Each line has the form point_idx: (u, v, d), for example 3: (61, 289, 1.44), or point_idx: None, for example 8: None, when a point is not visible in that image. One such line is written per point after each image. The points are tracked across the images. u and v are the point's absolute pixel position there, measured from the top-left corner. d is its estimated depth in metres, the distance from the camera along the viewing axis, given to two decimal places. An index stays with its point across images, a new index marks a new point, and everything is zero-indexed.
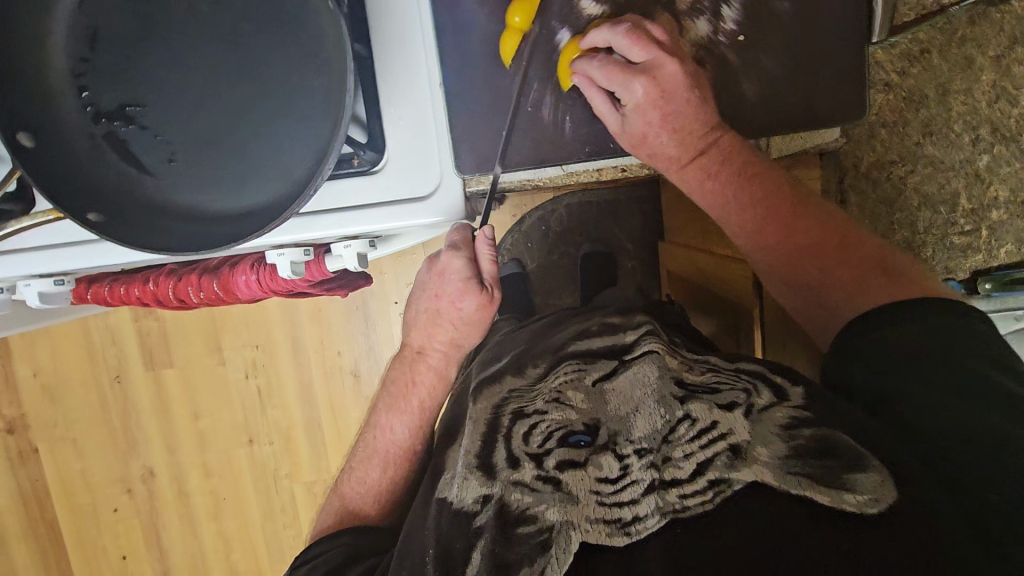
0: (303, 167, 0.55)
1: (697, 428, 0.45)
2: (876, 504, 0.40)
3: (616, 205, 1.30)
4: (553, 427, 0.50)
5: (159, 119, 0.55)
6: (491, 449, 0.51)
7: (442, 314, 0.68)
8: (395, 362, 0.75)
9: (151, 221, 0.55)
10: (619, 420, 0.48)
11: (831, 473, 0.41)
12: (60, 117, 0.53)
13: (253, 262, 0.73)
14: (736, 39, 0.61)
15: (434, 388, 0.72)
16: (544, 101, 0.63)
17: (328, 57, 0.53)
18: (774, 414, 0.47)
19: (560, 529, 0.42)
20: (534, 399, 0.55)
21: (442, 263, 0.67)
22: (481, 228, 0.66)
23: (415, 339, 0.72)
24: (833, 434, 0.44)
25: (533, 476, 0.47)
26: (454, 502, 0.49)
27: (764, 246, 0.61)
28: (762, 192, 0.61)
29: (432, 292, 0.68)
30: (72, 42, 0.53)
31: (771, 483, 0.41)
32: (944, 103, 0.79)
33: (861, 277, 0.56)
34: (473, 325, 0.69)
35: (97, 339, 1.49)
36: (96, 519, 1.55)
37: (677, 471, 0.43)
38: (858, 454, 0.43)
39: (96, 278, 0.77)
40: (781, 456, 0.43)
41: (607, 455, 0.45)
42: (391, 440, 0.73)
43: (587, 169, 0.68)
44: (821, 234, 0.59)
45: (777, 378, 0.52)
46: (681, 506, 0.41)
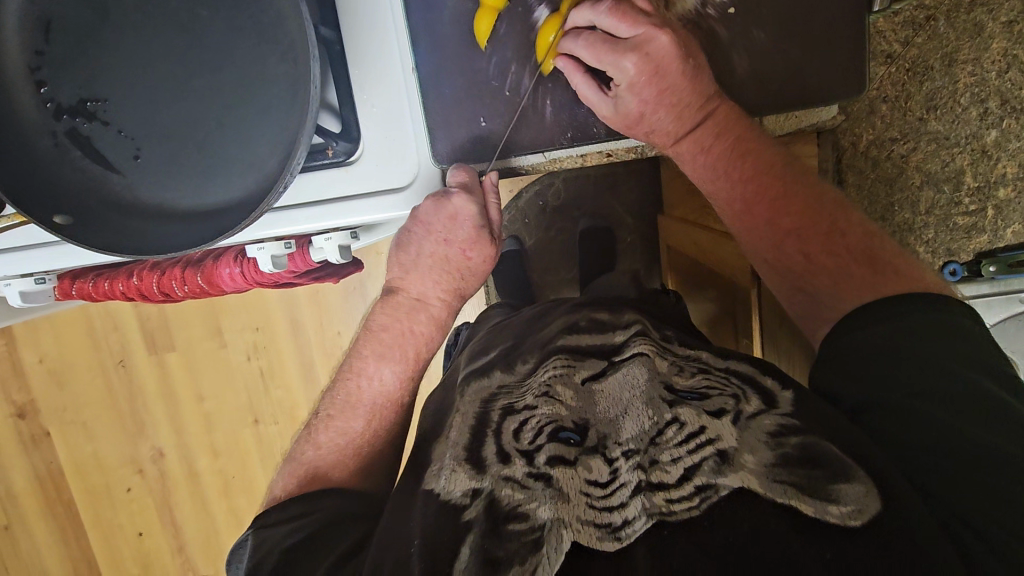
0: (273, 159, 0.52)
1: (686, 432, 0.43)
2: (859, 516, 0.39)
3: (614, 178, 1.27)
4: (542, 422, 0.48)
5: (122, 116, 0.52)
6: (480, 443, 0.50)
7: (449, 260, 0.63)
8: (379, 304, 0.65)
9: (120, 221, 0.53)
10: (608, 422, 0.47)
11: (816, 483, 0.40)
12: (18, 113, 0.51)
13: (236, 254, 0.72)
14: (726, 12, 0.57)
15: (432, 338, 0.66)
16: (523, 84, 0.59)
17: (292, 44, 0.50)
18: (762, 422, 0.45)
19: (552, 528, 0.41)
20: (523, 394, 0.54)
21: (453, 207, 0.59)
22: (489, 173, 0.61)
23: (410, 283, 0.64)
24: (821, 443, 0.43)
25: (524, 473, 0.45)
26: (441, 493, 0.47)
27: (752, 229, 0.59)
28: (753, 170, 0.58)
29: (439, 236, 0.60)
30: (24, 35, 0.51)
31: (756, 490, 0.40)
32: (950, 74, 0.71)
33: (844, 264, 0.54)
34: (477, 275, 0.65)
35: (99, 324, 1.50)
36: (110, 498, 1.59)
37: (665, 475, 0.41)
38: (845, 466, 0.41)
39: (80, 272, 0.75)
40: (767, 463, 0.41)
41: (597, 458, 0.44)
42: (380, 390, 0.64)
43: (570, 156, 0.64)
44: (810, 216, 0.56)
45: (767, 381, 0.51)
46: (669, 510, 0.40)
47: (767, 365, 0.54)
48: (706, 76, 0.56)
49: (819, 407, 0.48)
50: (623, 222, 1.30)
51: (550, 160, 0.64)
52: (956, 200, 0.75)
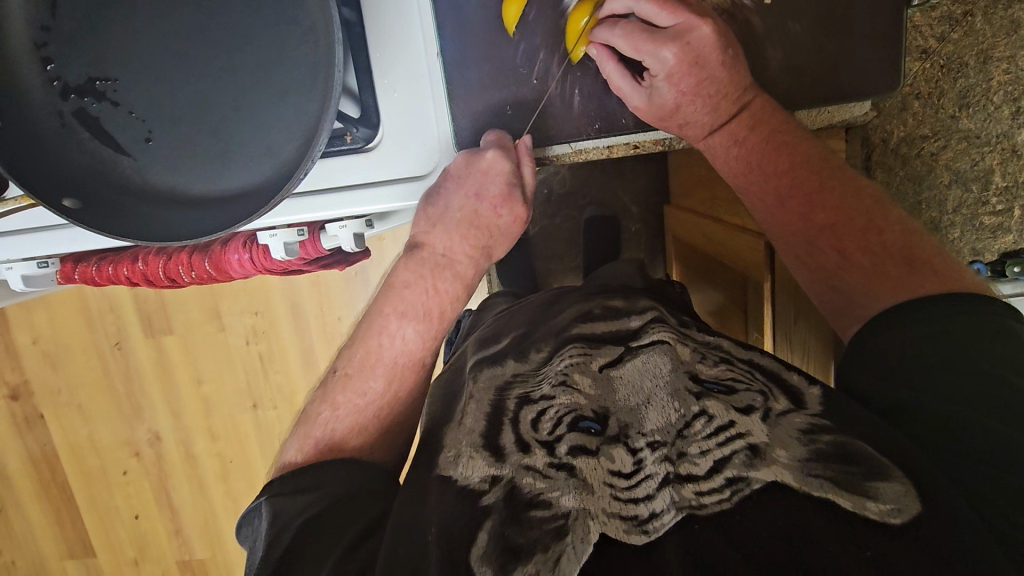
0: (291, 146, 0.51)
1: (714, 425, 0.42)
2: (898, 514, 0.38)
3: (621, 166, 1.26)
4: (561, 411, 0.47)
5: (131, 95, 0.50)
6: (497, 430, 0.48)
7: (479, 216, 0.59)
8: (402, 260, 0.60)
9: (135, 207, 0.51)
10: (629, 411, 0.45)
11: (852, 479, 0.39)
12: (22, 92, 0.49)
13: (246, 239, 0.70)
14: (762, 3, 0.56)
15: (458, 297, 0.61)
16: (551, 72, 0.58)
17: (314, 24, 0.48)
18: (792, 419, 0.44)
19: (577, 518, 0.40)
20: (538, 383, 0.51)
21: (487, 163, 0.57)
22: (523, 137, 0.58)
23: (435, 239, 0.59)
24: (854, 442, 0.42)
25: (545, 462, 0.44)
26: (459, 480, 0.46)
27: (785, 224, 0.58)
28: (791, 162, 0.57)
29: (471, 190, 0.57)
30: (31, 10, 0.49)
31: (791, 484, 0.39)
32: (985, 72, 0.69)
33: (881, 264, 0.53)
34: (506, 235, 0.61)
35: (94, 306, 1.47)
36: (106, 480, 1.58)
37: (693, 468, 0.40)
38: (881, 464, 0.40)
39: (83, 256, 0.73)
40: (801, 459, 0.40)
41: (619, 448, 0.43)
42: (402, 349, 0.59)
43: (597, 147, 0.62)
44: (846, 210, 0.55)
45: (791, 376, 0.50)
46: (698, 504, 0.39)
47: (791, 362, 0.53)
48: (743, 66, 0.55)
49: (852, 409, 0.46)
50: (628, 211, 1.29)
51: (575, 152, 0.61)
52: (983, 199, 0.74)
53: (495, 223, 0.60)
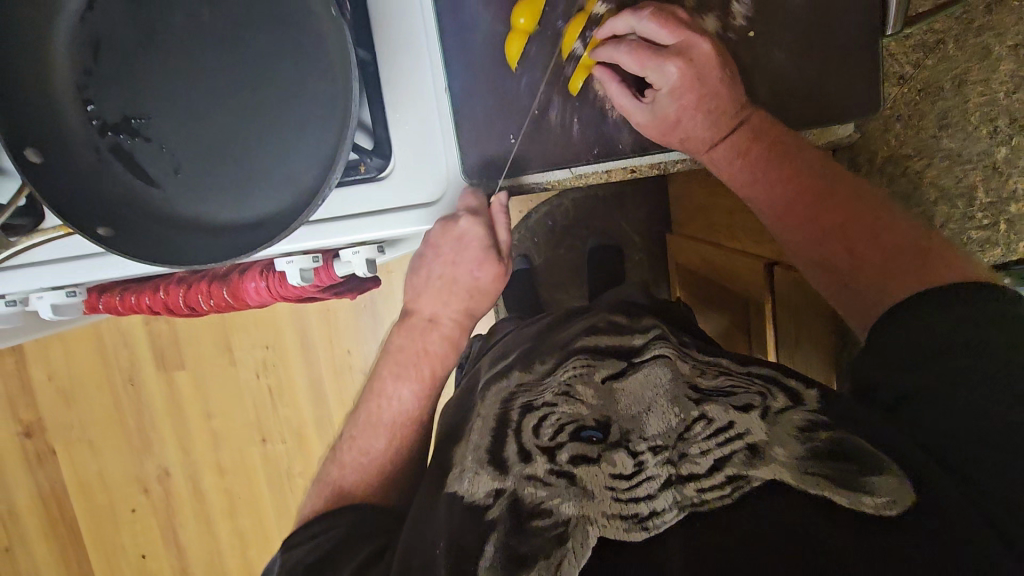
0: (309, 174, 0.54)
1: (713, 427, 0.44)
2: (894, 506, 0.39)
3: (623, 198, 1.30)
4: (563, 420, 0.49)
5: (163, 131, 0.54)
6: (502, 443, 0.50)
7: (459, 281, 0.62)
8: (397, 327, 0.65)
9: (161, 234, 0.55)
10: (631, 418, 0.47)
11: (850, 476, 0.40)
12: (65, 129, 0.53)
13: (263, 268, 0.73)
14: (746, 36, 0.61)
15: (448, 356, 0.64)
16: (551, 103, 0.62)
17: (332, 63, 0.52)
18: (789, 417, 0.47)
19: (577, 524, 0.41)
20: (542, 393, 0.54)
21: (460, 229, 0.59)
22: (498, 193, 0.61)
23: (422, 305, 0.64)
24: (850, 438, 0.43)
25: (547, 470, 0.46)
26: (464, 496, 0.47)
27: (794, 229, 0.60)
28: (794, 167, 0.59)
29: (449, 258, 0.60)
30: (73, 54, 0.53)
31: (790, 482, 0.40)
32: (961, 94, 0.73)
33: (893, 257, 0.54)
34: (489, 296, 0.64)
35: (110, 343, 1.50)
36: (114, 518, 1.58)
37: (694, 467, 0.42)
38: (877, 460, 0.42)
39: (107, 287, 0.76)
40: (798, 457, 0.42)
41: (621, 451, 0.45)
42: (399, 410, 0.63)
43: (596, 172, 0.65)
44: (851, 211, 0.57)
45: (791, 382, 0.52)
46: (700, 501, 0.40)
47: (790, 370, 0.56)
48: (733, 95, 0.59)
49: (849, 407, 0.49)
50: (631, 241, 1.32)
51: (575, 177, 0.64)
52: (970, 214, 0.74)
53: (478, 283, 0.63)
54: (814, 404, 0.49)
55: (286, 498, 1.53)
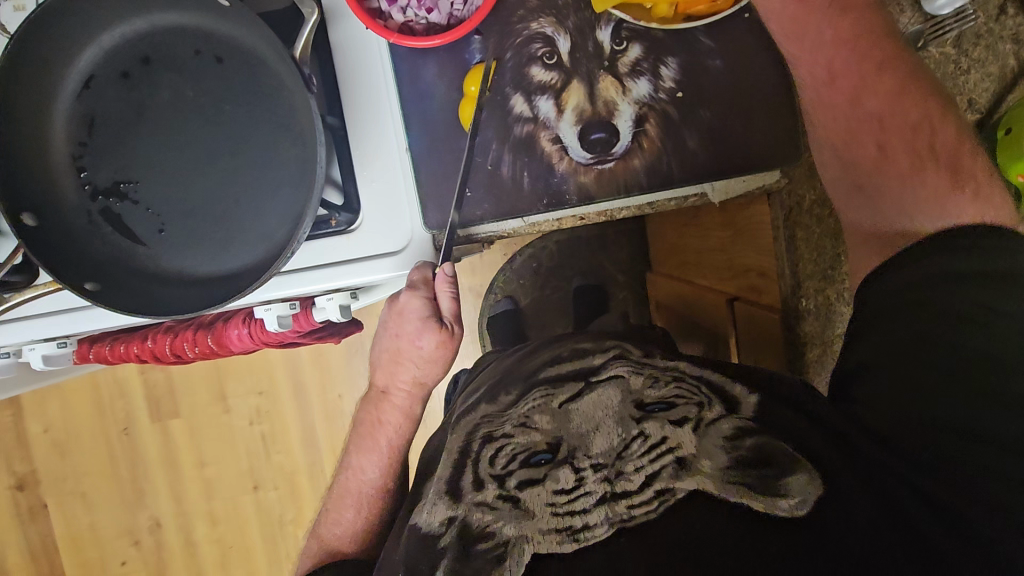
0: (282, 231, 0.59)
1: (649, 443, 0.48)
2: (804, 504, 0.45)
3: (603, 238, 1.36)
4: (516, 449, 0.52)
5: (149, 192, 0.60)
6: (460, 473, 0.54)
7: (404, 352, 0.70)
8: (364, 402, 0.76)
9: (146, 288, 0.59)
10: (578, 436, 0.51)
11: (766, 482, 0.46)
12: (60, 196, 0.59)
13: (245, 316, 0.77)
14: (676, 96, 0.67)
15: (401, 426, 0.74)
16: (503, 159, 0.67)
17: (301, 131, 0.58)
18: (721, 426, 0.50)
19: (515, 544, 0.46)
20: (502, 423, 0.56)
21: (402, 303, 0.67)
22: (442, 265, 0.66)
23: (379, 378, 0.74)
24: (773, 443, 0.49)
25: (495, 496, 0.50)
26: (423, 526, 0.52)
27: (834, 107, 0.66)
28: (874, 57, 0.65)
29: (394, 332, 0.70)
30: (69, 130, 0.59)
31: (710, 491, 0.45)
32: None
33: (917, 164, 0.65)
34: (432, 361, 0.71)
35: (105, 393, 1.53)
36: (104, 572, 1.56)
37: (627, 484, 0.46)
38: (792, 461, 0.47)
39: (98, 337, 0.80)
40: (722, 467, 0.47)
41: (564, 469, 0.49)
42: (364, 480, 0.74)
43: (548, 220, 0.70)
44: (900, 114, 0.65)
45: (735, 387, 0.55)
46: (629, 516, 0.45)
47: (743, 372, 0.58)
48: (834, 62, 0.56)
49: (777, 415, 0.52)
50: (613, 280, 1.37)
51: (529, 225, 0.69)
52: None
53: (419, 349, 0.70)
54: (747, 411, 0.52)
55: (279, 548, 1.53)
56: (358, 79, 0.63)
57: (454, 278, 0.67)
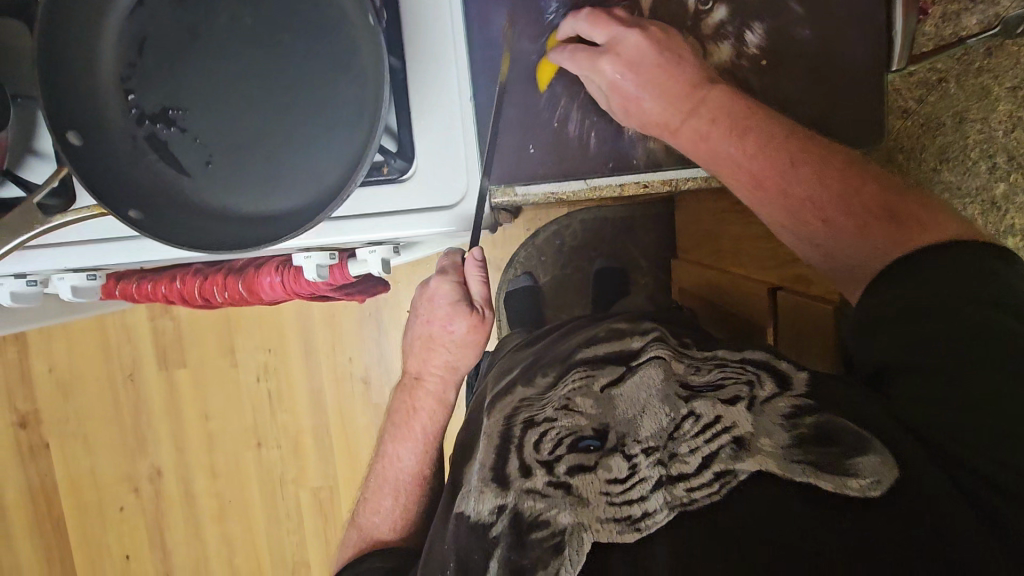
0: (335, 172, 0.57)
1: (702, 424, 0.48)
2: (880, 486, 0.43)
3: (631, 222, 1.33)
4: (562, 433, 0.52)
5: (198, 123, 0.57)
6: (504, 460, 0.53)
7: (434, 337, 0.71)
8: (398, 391, 0.77)
9: (190, 222, 0.57)
10: (627, 421, 0.50)
11: (832, 460, 0.45)
12: (106, 118, 0.56)
13: (279, 264, 0.75)
14: (758, 63, 0.65)
15: (435, 412, 0.73)
16: (570, 117, 0.66)
17: (364, 68, 0.55)
18: (776, 404, 0.51)
19: (572, 532, 0.45)
20: (543, 408, 0.57)
21: (431, 289, 0.70)
22: (471, 249, 0.68)
23: (411, 365, 0.74)
24: (833, 420, 0.48)
25: (544, 482, 0.49)
26: (471, 515, 0.51)
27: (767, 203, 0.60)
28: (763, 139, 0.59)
29: (423, 317, 0.71)
30: (121, 47, 0.56)
31: (775, 471, 0.44)
32: (960, 130, 0.78)
33: (863, 230, 0.57)
34: (464, 347, 0.71)
35: (114, 337, 1.51)
36: (101, 517, 1.56)
37: (684, 466, 0.46)
38: (862, 439, 0.46)
39: (124, 275, 0.79)
40: (784, 446, 0.46)
41: (616, 457, 0.48)
42: (402, 468, 0.74)
43: (610, 186, 0.68)
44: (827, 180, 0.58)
45: (781, 366, 0.56)
46: (689, 499, 0.44)
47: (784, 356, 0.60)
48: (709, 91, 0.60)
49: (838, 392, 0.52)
50: (637, 265, 1.34)
51: (590, 189, 0.68)
52: None
53: (450, 335, 0.70)
54: (800, 386, 0.53)
55: (278, 506, 1.53)
56: (427, 17, 0.60)
57: (482, 261, 0.69)
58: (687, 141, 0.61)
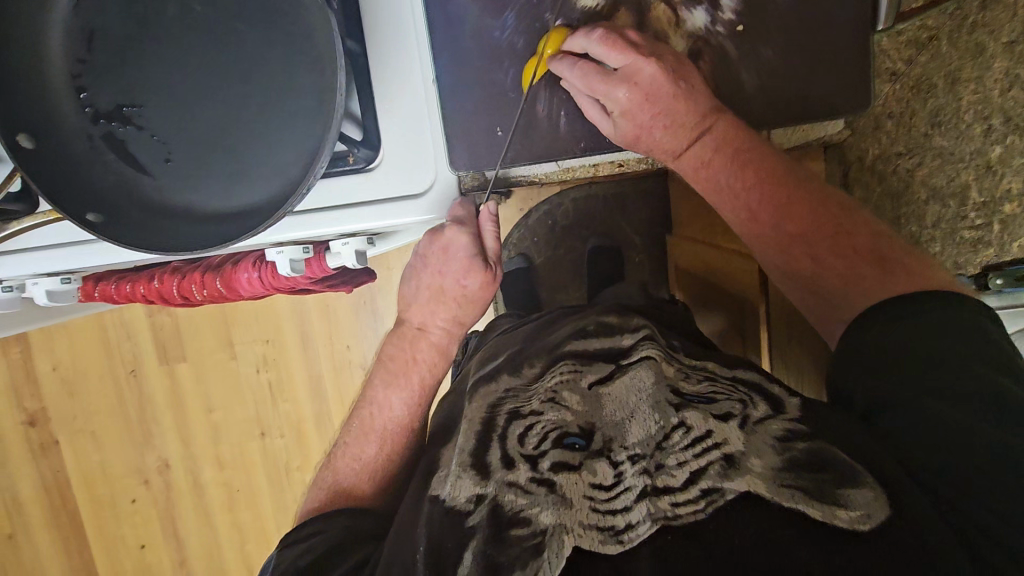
0: (298, 164, 0.55)
1: (692, 436, 0.47)
2: (868, 520, 0.42)
3: (624, 198, 1.30)
4: (548, 428, 0.52)
5: (157, 121, 0.55)
6: (486, 448, 0.54)
7: (445, 291, 0.67)
8: (391, 335, 0.72)
9: (152, 222, 0.55)
10: (614, 425, 0.50)
11: (825, 489, 0.43)
12: (60, 117, 0.54)
13: (255, 259, 0.74)
14: (735, 29, 0.62)
15: (435, 364, 0.70)
16: (539, 97, 0.64)
17: (320, 54, 0.53)
18: (769, 427, 0.50)
19: (552, 533, 0.44)
20: (530, 399, 0.57)
21: (447, 238, 0.64)
22: (486, 205, 0.65)
23: (412, 314, 0.70)
24: (826, 448, 0.47)
25: (528, 478, 0.49)
26: (447, 499, 0.51)
27: (760, 234, 0.61)
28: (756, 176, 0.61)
29: (435, 269, 0.66)
30: (68, 43, 0.54)
31: (763, 494, 0.43)
32: (953, 91, 0.73)
33: (852, 266, 0.56)
34: (474, 304, 0.68)
35: (113, 334, 1.52)
36: (114, 509, 1.59)
37: (670, 479, 0.44)
38: (855, 473, 0.45)
39: (104, 275, 0.77)
40: (774, 468, 0.45)
41: (602, 462, 0.47)
42: (390, 417, 0.70)
43: (583, 165, 0.69)
44: (818, 217, 0.59)
45: (774, 390, 0.56)
46: (673, 514, 0.43)
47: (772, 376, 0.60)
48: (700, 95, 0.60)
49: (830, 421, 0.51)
50: (632, 242, 1.32)
51: (562, 169, 0.68)
52: (962, 215, 0.75)
53: (463, 291, 0.67)
54: (794, 412, 0.52)
55: (285, 493, 1.54)
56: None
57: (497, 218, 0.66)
58: (689, 164, 0.64)
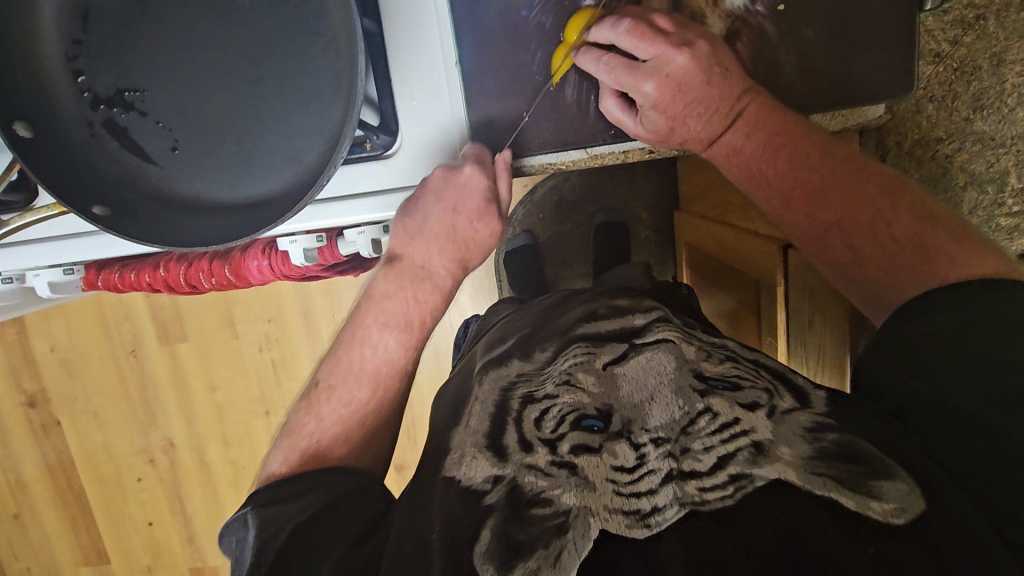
0: (315, 153, 0.53)
1: (718, 422, 0.46)
2: (902, 513, 0.40)
3: (632, 172, 1.26)
4: (565, 410, 0.50)
5: (157, 104, 0.52)
6: (501, 430, 0.51)
7: (456, 230, 0.62)
8: (382, 273, 0.63)
9: (161, 214, 0.53)
10: (633, 407, 0.49)
11: (857, 478, 0.42)
12: (54, 103, 0.51)
13: (265, 246, 0.72)
14: (775, 8, 0.60)
15: (437, 306, 0.64)
16: (568, 80, 0.62)
17: (334, 35, 0.50)
18: (796, 417, 0.48)
19: (577, 515, 0.43)
20: (544, 381, 0.55)
21: (464, 177, 0.59)
22: (503, 152, 0.61)
23: (413, 250, 0.62)
24: (857, 441, 0.45)
25: (547, 461, 0.47)
26: (462, 480, 0.49)
27: (794, 223, 0.60)
28: (790, 164, 0.59)
29: (449, 205, 0.60)
30: (61, 22, 0.50)
31: (795, 481, 0.42)
32: (998, 74, 0.71)
33: (891, 253, 0.55)
34: (484, 248, 0.65)
35: (111, 315, 1.49)
36: (121, 488, 1.59)
37: (696, 463, 0.43)
38: (887, 466, 0.43)
39: (106, 263, 0.74)
40: (804, 456, 0.44)
41: (622, 445, 0.46)
42: (374, 366, 0.61)
43: (612, 153, 0.65)
44: (858, 198, 0.57)
45: (797, 380, 0.54)
46: (701, 499, 0.42)
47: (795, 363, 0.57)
48: (736, 78, 0.58)
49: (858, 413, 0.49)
50: (638, 217, 1.29)
51: (591, 157, 0.65)
52: (999, 201, 0.75)
53: (471, 236, 0.63)
54: (820, 403, 0.50)
55: None
56: None
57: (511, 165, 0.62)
58: (719, 154, 0.63)
